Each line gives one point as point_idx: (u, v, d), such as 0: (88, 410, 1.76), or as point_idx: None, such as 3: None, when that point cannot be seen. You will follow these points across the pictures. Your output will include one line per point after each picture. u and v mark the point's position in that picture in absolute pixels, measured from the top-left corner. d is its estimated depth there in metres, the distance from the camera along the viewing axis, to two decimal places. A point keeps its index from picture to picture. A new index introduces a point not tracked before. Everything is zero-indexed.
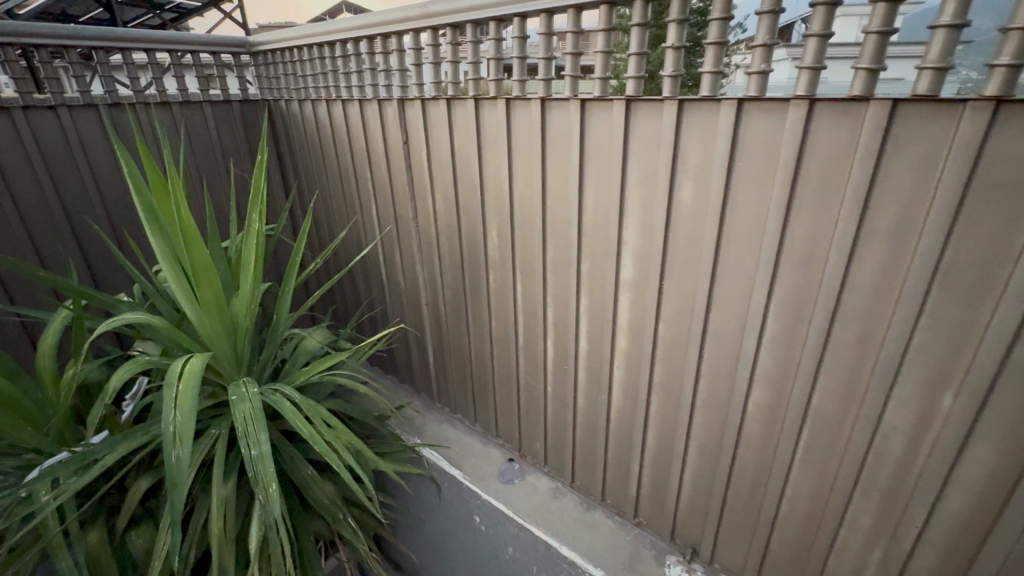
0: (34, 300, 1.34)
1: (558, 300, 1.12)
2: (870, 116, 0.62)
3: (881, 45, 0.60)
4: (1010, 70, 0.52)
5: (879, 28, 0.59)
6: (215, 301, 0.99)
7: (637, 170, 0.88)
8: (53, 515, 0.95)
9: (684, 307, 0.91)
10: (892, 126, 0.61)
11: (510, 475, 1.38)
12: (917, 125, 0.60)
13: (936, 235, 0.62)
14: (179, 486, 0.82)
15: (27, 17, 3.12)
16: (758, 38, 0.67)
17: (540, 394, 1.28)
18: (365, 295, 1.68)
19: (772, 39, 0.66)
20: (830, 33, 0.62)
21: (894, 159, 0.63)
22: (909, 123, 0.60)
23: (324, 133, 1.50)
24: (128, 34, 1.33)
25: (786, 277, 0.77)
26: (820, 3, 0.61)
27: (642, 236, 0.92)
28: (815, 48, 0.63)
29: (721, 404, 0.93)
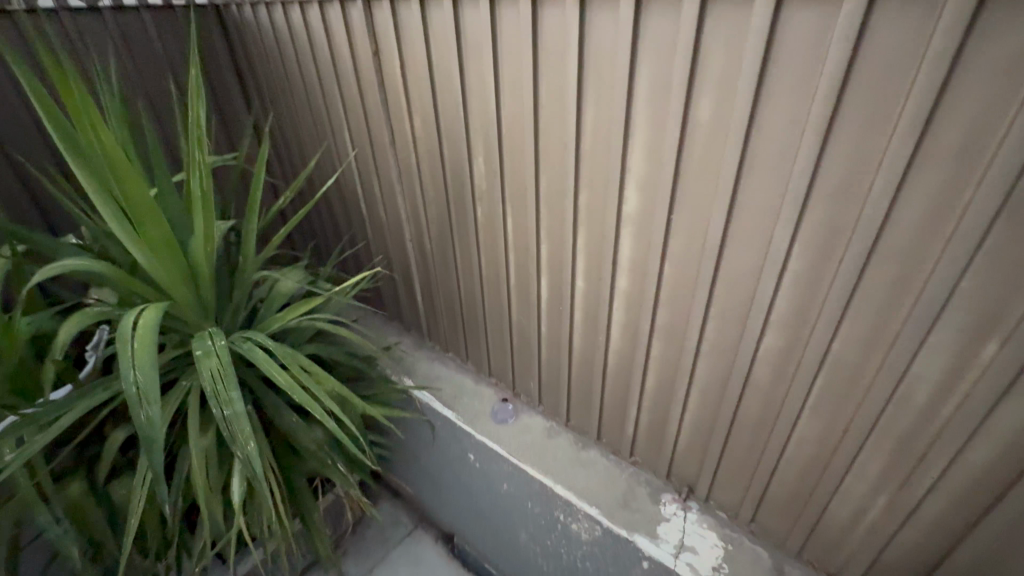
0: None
1: (553, 235, 1.02)
2: (950, 6, 0.49)
3: None
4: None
5: None
6: (164, 244, 0.88)
7: (647, 83, 0.74)
8: (23, 473, 0.91)
9: (694, 245, 0.81)
10: (978, 18, 0.48)
11: (502, 416, 1.34)
12: (1010, 18, 0.47)
13: (1013, 162, 0.51)
14: (155, 446, 0.77)
15: None
16: None
17: (534, 335, 1.22)
18: (346, 229, 1.56)
19: None
20: None
21: (972, 64, 0.50)
22: (1000, 15, 0.47)
23: (284, 45, 1.30)
24: None
25: (817, 212, 0.66)
26: None
27: (649, 163, 0.79)
28: None
29: (729, 348, 0.86)
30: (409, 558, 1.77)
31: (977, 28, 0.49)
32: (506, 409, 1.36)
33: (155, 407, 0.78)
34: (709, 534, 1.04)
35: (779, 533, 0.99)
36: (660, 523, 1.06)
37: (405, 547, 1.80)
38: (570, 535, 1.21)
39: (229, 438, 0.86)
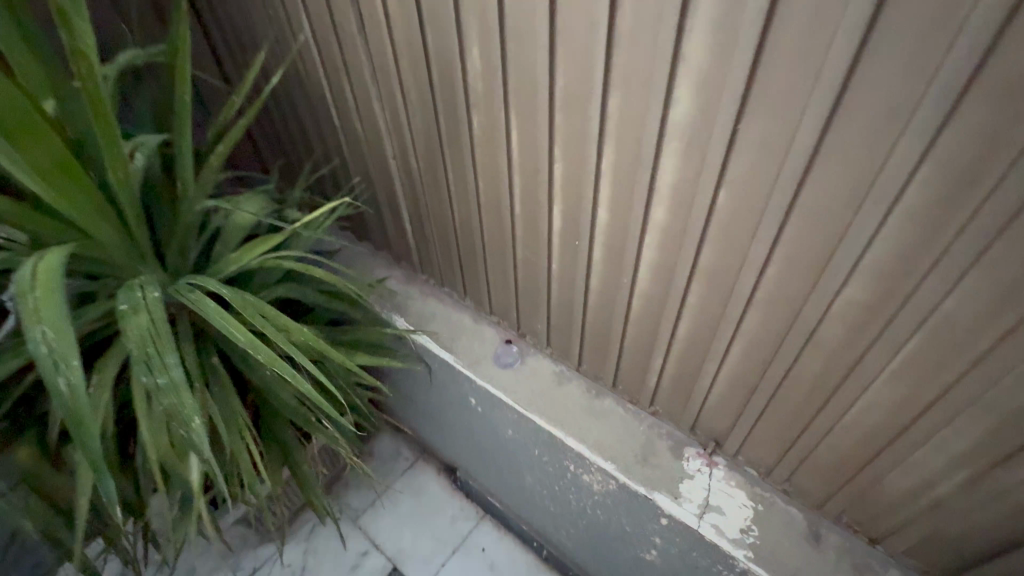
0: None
1: (570, 154, 0.80)
2: None
3: None
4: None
5: None
6: (56, 168, 0.67)
7: None
8: None
9: (764, 168, 0.60)
10: None
11: (505, 361, 1.19)
12: None
13: None
14: (84, 423, 0.63)
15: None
16: None
17: (543, 273, 1.04)
18: (316, 145, 1.31)
19: None
20: None
21: None
22: None
23: None
24: None
25: (970, 119, 0.46)
26: None
27: (715, 50, 0.56)
28: None
29: (793, 299, 0.69)
30: (411, 489, 1.74)
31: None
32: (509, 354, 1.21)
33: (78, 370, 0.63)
34: (737, 493, 0.94)
35: (817, 494, 0.88)
36: (683, 481, 0.97)
37: (408, 479, 1.76)
38: (581, 485, 1.13)
39: (168, 411, 0.74)
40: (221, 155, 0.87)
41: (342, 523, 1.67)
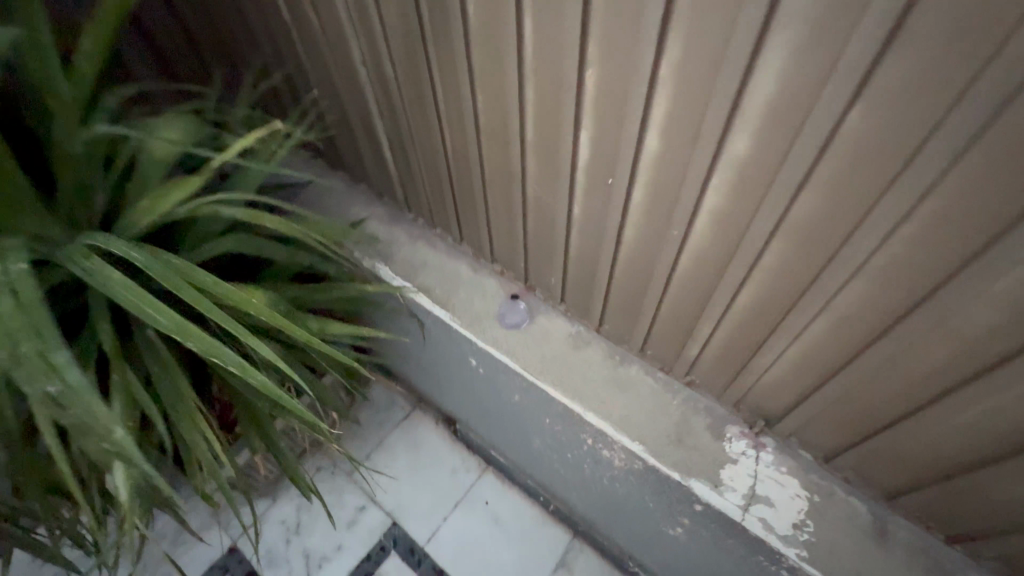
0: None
1: (613, 55, 0.56)
2: None
3: None
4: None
5: None
6: None
7: None
8: None
9: (951, 61, 0.39)
10: None
11: (512, 322, 1.00)
12: None
13: None
14: None
15: None
16: None
17: (561, 217, 0.82)
18: (264, 50, 1.02)
19: None
20: None
21: None
22: None
23: None
24: None
25: None
26: None
27: None
28: None
29: (929, 261, 0.50)
30: (408, 440, 1.63)
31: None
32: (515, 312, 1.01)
33: None
34: (789, 482, 0.80)
35: (888, 487, 0.74)
36: (724, 467, 0.82)
37: (405, 430, 1.65)
38: (600, 458, 0.99)
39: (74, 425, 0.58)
40: (94, 57, 0.61)
41: (337, 478, 1.57)
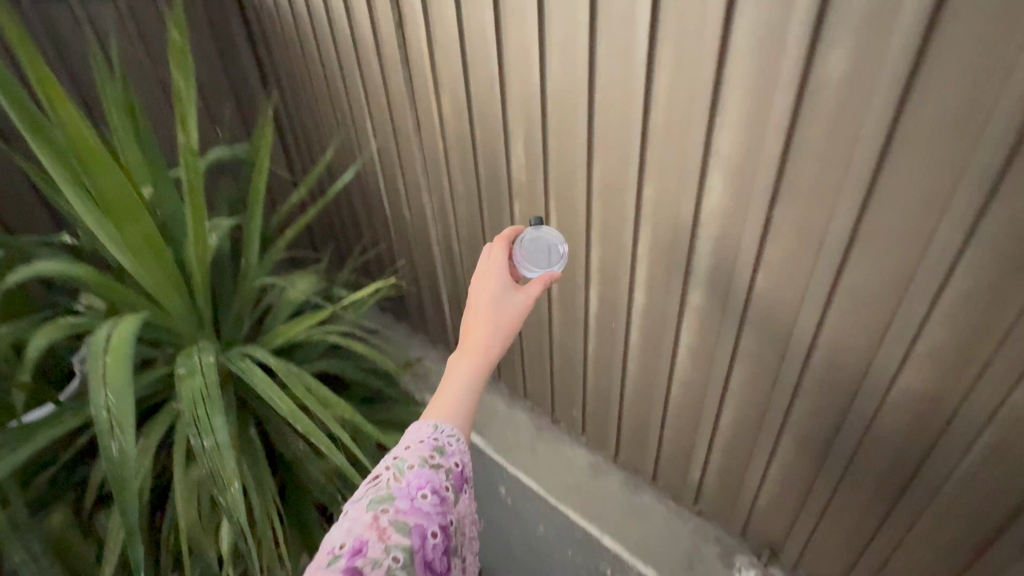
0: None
1: (607, 236, 0.82)
2: None
3: None
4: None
5: None
6: (144, 244, 0.75)
7: (752, 27, 0.53)
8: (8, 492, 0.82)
9: (799, 256, 0.61)
10: None
11: (535, 270, 0.72)
12: None
13: None
14: (126, 435, 0.65)
15: None
16: None
17: (580, 357, 1.02)
18: (365, 228, 1.39)
19: None
20: None
21: None
22: None
23: (301, 26, 1.16)
24: None
25: (1008, 213, 0.46)
26: None
27: (747, 144, 0.59)
28: None
29: (844, 388, 0.65)
30: None
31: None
32: (547, 244, 0.75)
33: (129, 420, 0.66)
34: None
35: None
36: None
37: None
38: None
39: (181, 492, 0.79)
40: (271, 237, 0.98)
41: None
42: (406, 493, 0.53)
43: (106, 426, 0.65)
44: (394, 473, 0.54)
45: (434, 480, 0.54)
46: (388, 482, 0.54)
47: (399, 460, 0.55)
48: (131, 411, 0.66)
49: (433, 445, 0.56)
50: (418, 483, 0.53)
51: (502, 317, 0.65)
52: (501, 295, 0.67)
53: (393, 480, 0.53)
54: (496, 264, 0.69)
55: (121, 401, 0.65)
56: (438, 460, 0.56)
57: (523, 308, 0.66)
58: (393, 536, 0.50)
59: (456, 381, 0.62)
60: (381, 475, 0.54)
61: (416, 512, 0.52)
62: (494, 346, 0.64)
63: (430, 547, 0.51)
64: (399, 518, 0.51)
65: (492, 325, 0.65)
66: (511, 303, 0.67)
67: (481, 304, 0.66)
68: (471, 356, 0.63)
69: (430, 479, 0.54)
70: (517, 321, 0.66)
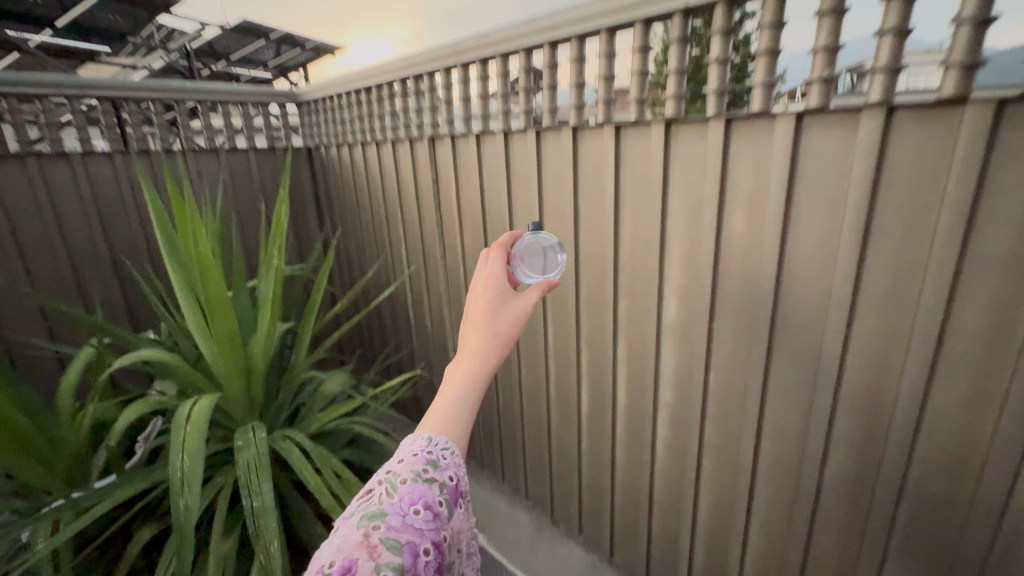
0: (37, 332, 1.32)
1: (593, 342, 1.01)
2: (957, 169, 0.52)
3: (965, 80, 0.50)
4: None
5: (962, 60, 0.49)
6: (228, 339, 0.95)
7: (680, 197, 0.78)
8: (60, 555, 0.92)
9: (737, 358, 0.78)
10: (991, 160, 0.51)
11: (534, 277, 0.70)
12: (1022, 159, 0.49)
13: None
14: (190, 494, 0.78)
15: (104, 61, 3.53)
16: (812, 72, 0.59)
17: (575, 454, 1.13)
18: (392, 335, 1.60)
19: (830, 73, 0.58)
20: (899, 68, 0.53)
21: (995, 203, 0.52)
22: (1013, 154, 0.50)
23: (359, 177, 1.50)
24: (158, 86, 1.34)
25: (868, 325, 0.63)
26: (888, 33, 0.52)
27: (687, 272, 0.80)
28: (881, 85, 0.54)
29: (790, 472, 0.78)
30: None
31: (1011, 107, 0.49)
32: (542, 247, 0.72)
33: (195, 480, 0.79)
34: None
35: None
36: None
37: None
38: None
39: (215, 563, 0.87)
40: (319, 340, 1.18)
41: None
42: (397, 510, 0.43)
43: (177, 485, 0.78)
44: (386, 487, 0.45)
45: (427, 494, 0.45)
46: (379, 495, 0.44)
47: (392, 474, 0.46)
48: (198, 473, 0.80)
49: (427, 458, 0.47)
50: (411, 497, 0.44)
51: (499, 320, 0.59)
52: (498, 301, 0.61)
53: (386, 495, 0.44)
54: (493, 269, 0.64)
55: (194, 464, 0.80)
56: (433, 472, 0.46)
57: (523, 313, 0.61)
58: (385, 554, 0.39)
59: (450, 391, 0.54)
60: (372, 489, 0.45)
61: (407, 529, 0.42)
62: (491, 352, 0.57)
63: (423, 568, 0.40)
64: (390, 535, 0.41)
65: (489, 329, 0.58)
66: (509, 309, 0.61)
67: (477, 310, 0.60)
68: (467, 362, 0.55)
69: (423, 494, 0.44)
70: (516, 324, 0.60)
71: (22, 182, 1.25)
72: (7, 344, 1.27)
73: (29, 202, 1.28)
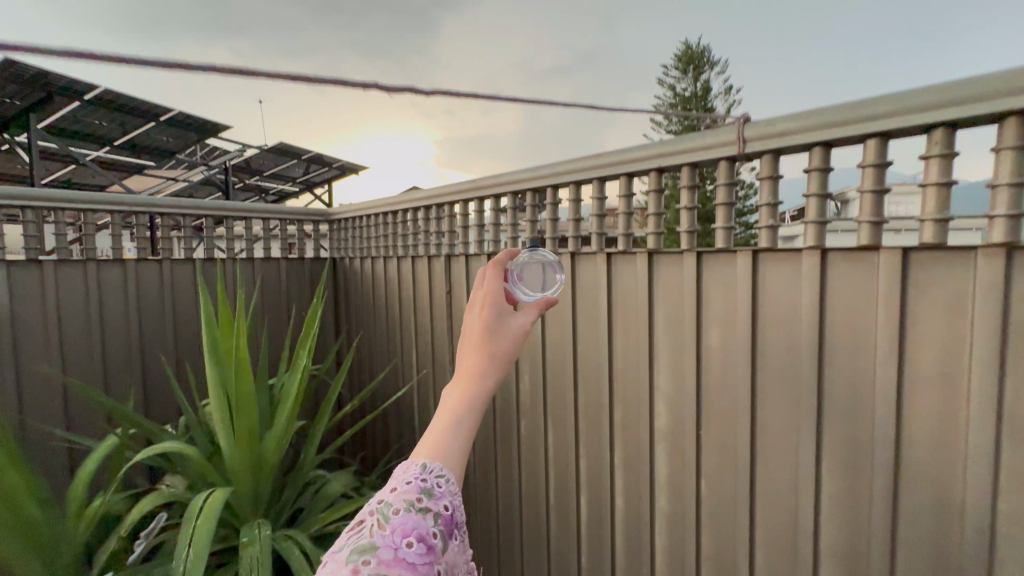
0: (56, 421, 1.38)
1: (591, 448, 1.05)
2: (884, 298, 0.64)
3: (875, 232, 0.64)
4: (1014, 188, 0.54)
5: (870, 217, 0.64)
6: (247, 433, 1.02)
7: (663, 314, 0.89)
8: None
9: (725, 464, 0.84)
10: (908, 292, 0.63)
11: (531, 293, 0.71)
12: (932, 291, 0.61)
13: (986, 398, 0.57)
14: None
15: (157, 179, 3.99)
16: (761, 219, 0.75)
17: (574, 568, 1.11)
18: (395, 439, 1.62)
19: (775, 221, 0.74)
20: (825, 221, 0.68)
21: (920, 326, 0.62)
22: (923, 287, 0.61)
23: (379, 286, 1.66)
24: (209, 205, 1.62)
25: (835, 432, 0.71)
26: (813, 195, 0.69)
27: (673, 381, 0.89)
28: (813, 233, 0.69)
29: None
30: None
31: (912, 253, 0.62)
32: (542, 263, 0.75)
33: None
34: None
35: None
36: None
37: None
38: None
39: None
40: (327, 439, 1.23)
41: None
42: (390, 543, 0.42)
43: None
44: (378, 519, 0.44)
45: (421, 525, 0.43)
46: (371, 527, 0.43)
47: (385, 504, 0.45)
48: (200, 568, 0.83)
49: (421, 487, 0.45)
50: (403, 529, 0.43)
51: (497, 337, 0.55)
52: (496, 319, 0.56)
53: (378, 526, 0.43)
54: (491, 285, 0.58)
55: (196, 559, 0.83)
56: (425, 501, 0.45)
57: (523, 329, 0.55)
58: None
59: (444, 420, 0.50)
60: (365, 519, 0.44)
61: (400, 564, 0.41)
62: (488, 373, 0.52)
63: None
64: (380, 571, 0.40)
65: (484, 355, 0.53)
66: (507, 328, 0.56)
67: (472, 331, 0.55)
68: (462, 385, 0.52)
69: (417, 525, 0.43)
70: (515, 342, 0.55)
71: (79, 282, 1.41)
72: (26, 433, 1.32)
73: (80, 299, 1.41)
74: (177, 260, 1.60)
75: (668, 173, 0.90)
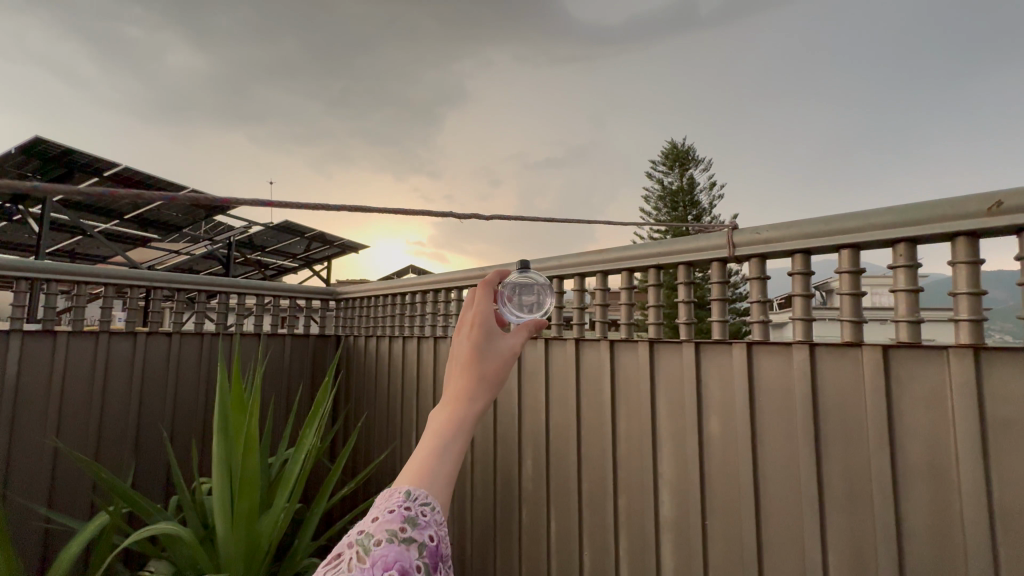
0: (37, 496, 1.33)
1: (595, 537, 1.04)
2: (870, 391, 0.69)
3: (856, 330, 0.72)
4: (972, 296, 0.61)
5: (851, 316, 0.72)
6: (245, 515, 1.00)
7: (665, 399, 0.93)
8: None
9: (732, 558, 0.83)
10: (891, 385, 0.68)
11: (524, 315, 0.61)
12: (912, 385, 0.66)
13: (975, 490, 0.61)
14: None
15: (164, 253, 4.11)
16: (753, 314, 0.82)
17: None
18: None
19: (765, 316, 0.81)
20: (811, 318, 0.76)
21: (906, 418, 0.67)
22: (904, 381, 0.67)
23: (382, 366, 1.69)
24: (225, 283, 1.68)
25: (837, 522, 0.72)
26: (797, 296, 0.77)
27: (677, 468, 0.91)
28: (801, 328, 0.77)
29: None
30: None
31: (891, 350, 0.68)
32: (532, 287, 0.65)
33: None
34: None
35: None
36: None
37: None
38: None
39: None
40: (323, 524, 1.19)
41: None
42: None
43: None
44: (356, 551, 0.36)
45: (404, 557, 0.36)
46: (348, 561, 0.36)
47: (365, 535, 0.37)
48: None
49: (404, 514, 0.38)
50: (384, 565, 0.35)
51: (487, 356, 0.47)
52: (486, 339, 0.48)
53: (356, 559, 0.36)
54: (480, 305, 0.50)
55: None
56: (409, 530, 0.37)
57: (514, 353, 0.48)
58: None
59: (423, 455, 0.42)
60: (342, 552, 0.37)
61: None
62: (478, 391, 0.45)
63: None
64: None
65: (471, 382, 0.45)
66: (497, 352, 0.48)
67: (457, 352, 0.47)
68: (447, 408, 0.44)
69: (400, 557, 0.36)
70: (505, 366, 0.47)
71: (88, 352, 1.43)
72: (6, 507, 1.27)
73: (85, 370, 1.42)
74: (187, 333, 1.63)
75: (665, 269, 0.98)
